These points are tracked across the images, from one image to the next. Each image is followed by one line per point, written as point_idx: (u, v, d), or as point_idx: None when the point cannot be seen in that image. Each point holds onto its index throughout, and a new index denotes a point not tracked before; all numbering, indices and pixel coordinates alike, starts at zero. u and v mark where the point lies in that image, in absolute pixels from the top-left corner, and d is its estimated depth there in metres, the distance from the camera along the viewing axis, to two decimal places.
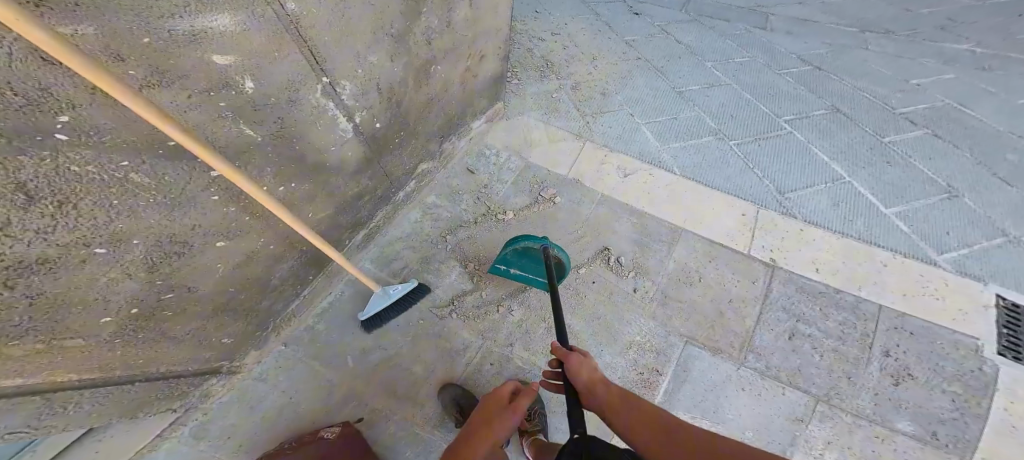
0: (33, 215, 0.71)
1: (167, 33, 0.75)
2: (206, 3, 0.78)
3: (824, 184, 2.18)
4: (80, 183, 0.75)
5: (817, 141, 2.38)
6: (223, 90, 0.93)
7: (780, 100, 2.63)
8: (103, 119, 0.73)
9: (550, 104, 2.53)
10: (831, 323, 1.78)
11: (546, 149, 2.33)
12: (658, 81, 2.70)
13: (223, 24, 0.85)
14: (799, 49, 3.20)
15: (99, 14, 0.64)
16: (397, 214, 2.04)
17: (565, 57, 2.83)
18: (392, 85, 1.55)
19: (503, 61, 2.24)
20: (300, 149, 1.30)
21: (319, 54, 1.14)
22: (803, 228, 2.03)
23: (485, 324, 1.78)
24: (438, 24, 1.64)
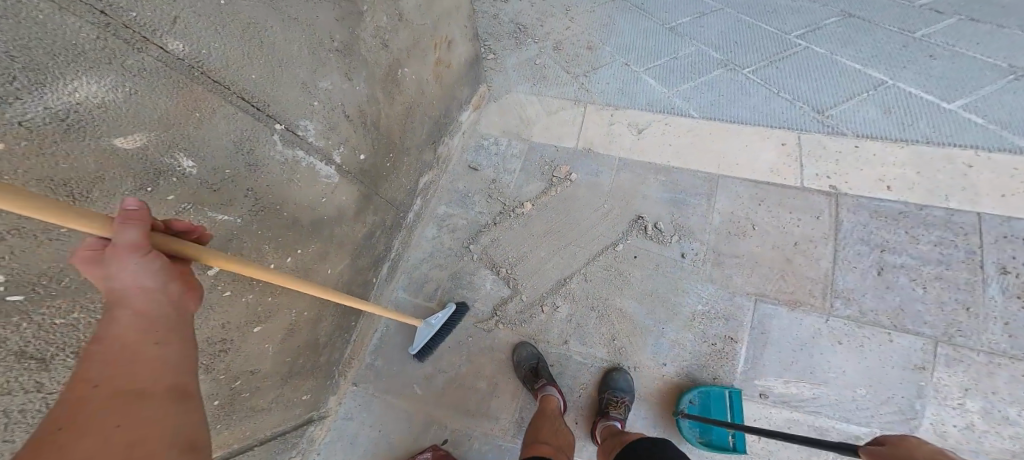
0: (59, 369, 0.68)
1: (25, 129, 0.57)
2: (47, 71, 0.57)
3: (868, 91, 1.84)
4: (82, 329, 0.69)
5: (840, 51, 2.01)
6: (158, 181, 0.77)
7: (780, 15, 2.23)
8: (52, 260, 0.62)
9: (536, 72, 2.26)
10: (924, 248, 1.52)
11: (546, 123, 2.09)
12: (643, 21, 2.36)
13: (91, 93, 0.63)
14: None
15: None
16: (412, 235, 1.87)
17: (535, 15, 2.50)
18: (361, 105, 1.39)
19: (473, 42, 2.04)
20: (294, 213, 1.20)
21: (259, 99, 0.97)
22: (858, 144, 1.73)
23: (532, 328, 1.65)
24: (388, 21, 1.45)
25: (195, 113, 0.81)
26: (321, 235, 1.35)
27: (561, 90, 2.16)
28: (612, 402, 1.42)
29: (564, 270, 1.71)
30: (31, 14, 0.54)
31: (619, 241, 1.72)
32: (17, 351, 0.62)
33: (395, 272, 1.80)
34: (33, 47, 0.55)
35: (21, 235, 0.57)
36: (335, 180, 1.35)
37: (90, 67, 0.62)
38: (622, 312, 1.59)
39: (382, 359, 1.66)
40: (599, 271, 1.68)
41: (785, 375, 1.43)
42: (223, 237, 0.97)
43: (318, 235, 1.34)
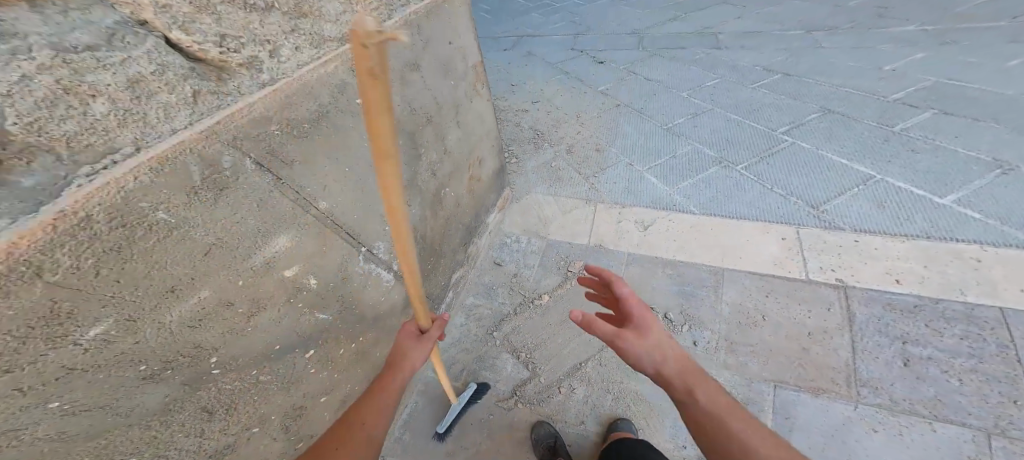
0: (219, 424, 0.85)
1: (250, 268, 0.84)
2: (270, 233, 0.87)
3: (858, 187, 2.09)
4: (238, 395, 0.88)
5: (824, 145, 2.36)
6: (297, 296, 1.05)
7: (767, 114, 2.70)
8: (237, 346, 0.85)
9: (552, 174, 2.66)
10: (953, 341, 1.48)
11: (563, 221, 2.38)
12: (644, 122, 2.84)
13: (283, 245, 0.93)
14: (759, 60, 3.21)
15: (208, 277, 0.73)
16: (444, 323, 2.09)
17: (552, 123, 3.02)
18: (414, 226, 1.74)
19: (499, 157, 2.44)
20: (363, 310, 1.46)
21: (354, 231, 1.28)
22: (857, 239, 1.85)
23: (549, 408, 1.75)
24: (437, 156, 1.84)
25: (325, 247, 1.12)
26: (379, 329, 1.59)
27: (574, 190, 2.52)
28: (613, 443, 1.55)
29: (579, 355, 1.89)
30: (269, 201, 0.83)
31: None
32: (203, 409, 0.80)
33: (427, 355, 1.98)
34: (266, 224, 0.85)
35: (232, 332, 0.82)
36: (392, 284, 1.63)
37: (285, 226, 0.91)
38: (637, 395, 1.72)
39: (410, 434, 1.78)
40: (614, 357, 1.86)
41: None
42: None
43: (377, 327, 1.59)
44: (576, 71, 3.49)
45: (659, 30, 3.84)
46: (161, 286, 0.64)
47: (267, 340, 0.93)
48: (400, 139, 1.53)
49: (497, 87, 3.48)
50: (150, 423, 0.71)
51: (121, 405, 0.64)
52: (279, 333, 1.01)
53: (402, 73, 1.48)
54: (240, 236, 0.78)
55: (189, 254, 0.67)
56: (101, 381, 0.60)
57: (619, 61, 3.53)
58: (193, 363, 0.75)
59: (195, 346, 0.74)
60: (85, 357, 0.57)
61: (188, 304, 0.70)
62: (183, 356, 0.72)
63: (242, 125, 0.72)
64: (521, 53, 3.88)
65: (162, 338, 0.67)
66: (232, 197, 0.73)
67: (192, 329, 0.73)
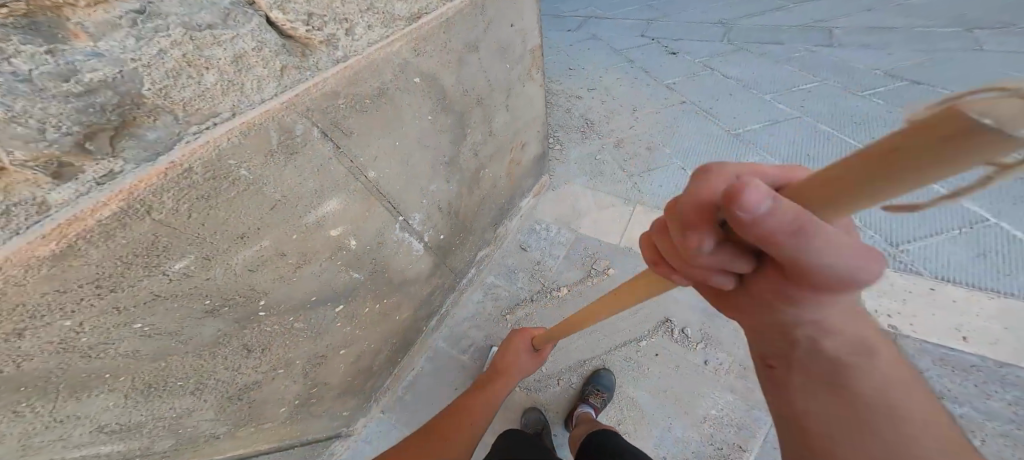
0: (252, 359, 0.97)
1: (304, 225, 0.93)
2: (323, 196, 0.96)
3: (963, 227, 1.50)
4: (271, 336, 1.00)
5: (943, 173, 1.81)
6: (337, 253, 1.14)
7: (873, 130, 2.15)
8: (280, 292, 0.96)
9: (594, 168, 2.55)
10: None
11: (594, 218, 2.34)
12: (710, 126, 2.49)
13: (333, 206, 1.02)
14: (886, 63, 2.51)
15: (270, 229, 0.82)
16: (462, 296, 2.18)
17: (604, 114, 2.81)
18: (450, 201, 1.82)
19: (543, 143, 2.44)
20: (389, 275, 1.58)
21: (394, 200, 1.37)
22: (935, 287, 1.38)
23: (546, 396, 1.86)
24: (481, 137, 1.89)
25: (368, 212, 1.22)
26: (400, 293, 1.72)
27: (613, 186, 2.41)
28: (592, 393, 1.73)
29: (581, 353, 1.91)
30: (327, 168, 0.92)
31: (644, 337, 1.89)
32: (245, 345, 0.93)
33: (441, 322, 2.09)
34: (325, 188, 0.95)
35: (278, 279, 0.93)
36: (420, 254, 1.74)
37: (336, 191, 1.00)
38: (632, 400, 1.76)
39: (411, 394, 1.93)
40: (619, 361, 1.85)
41: None
42: (352, 291, 1.35)
43: (399, 290, 1.71)
44: (643, 60, 3.16)
45: (753, 21, 3.21)
46: (234, 232, 0.74)
47: (304, 290, 1.05)
48: (448, 118, 1.59)
49: (551, 69, 3.29)
50: (202, 352, 0.82)
51: (184, 332, 0.75)
52: (319, 285, 1.12)
53: (459, 53, 1.50)
54: (300, 196, 0.87)
55: (258, 206, 0.76)
56: (175, 308, 0.70)
57: (694, 54, 3.08)
58: (245, 302, 0.86)
59: (249, 288, 0.84)
60: (169, 285, 0.67)
61: (251, 251, 0.81)
62: (239, 295, 0.83)
63: (314, 99, 0.80)
64: (586, 36, 3.63)
65: (227, 278, 0.77)
66: (299, 161, 0.82)
67: (249, 273, 0.83)
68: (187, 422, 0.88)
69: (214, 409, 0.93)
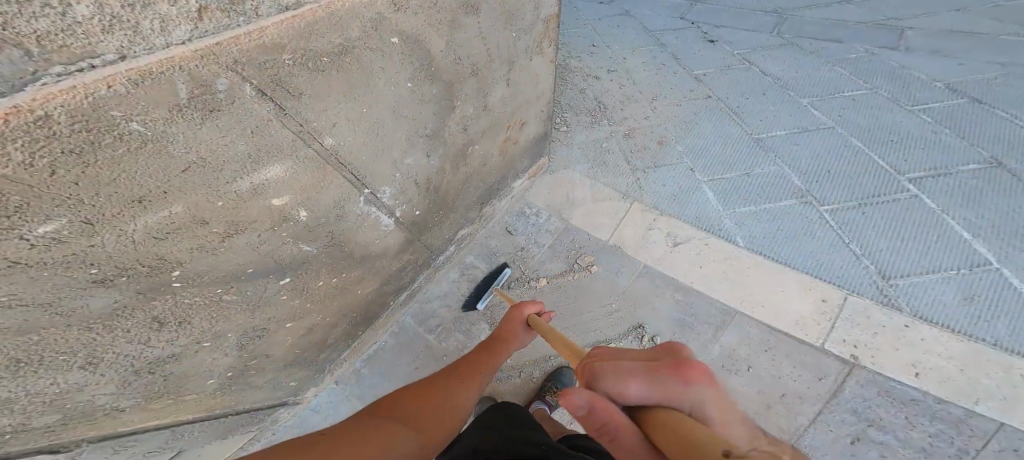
0: (165, 332, 0.91)
1: (234, 193, 0.82)
2: (262, 161, 0.84)
3: (959, 269, 1.61)
4: (190, 310, 0.94)
5: (960, 211, 1.76)
6: (283, 224, 1.03)
7: (909, 149, 2.01)
8: (202, 264, 0.87)
9: (599, 156, 2.36)
10: (917, 434, 1.37)
11: (588, 210, 2.16)
12: (731, 127, 2.31)
13: (275, 174, 0.90)
14: (951, 73, 2.31)
15: (183, 195, 0.72)
16: (436, 273, 2.08)
17: (620, 98, 2.61)
18: (430, 176, 1.70)
19: (546, 123, 2.26)
20: (352, 248, 1.49)
21: (360, 172, 1.28)
22: (908, 324, 1.54)
23: (507, 388, 1.78)
24: (473, 111, 1.75)
25: (324, 182, 1.10)
26: (364, 267, 1.63)
27: (614, 178, 2.24)
28: (550, 390, 1.71)
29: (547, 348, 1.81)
30: (267, 131, 0.80)
31: (610, 341, 1.75)
32: (154, 317, 0.86)
33: (411, 298, 1.99)
34: (261, 151, 0.82)
35: (199, 249, 0.83)
36: (390, 229, 1.64)
37: (281, 158, 0.89)
38: None
39: (369, 369, 1.86)
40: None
41: None
42: (300, 261, 1.25)
43: (362, 265, 1.62)
44: (676, 44, 2.88)
45: (810, 12, 2.91)
46: (128, 196, 0.65)
47: (236, 260, 0.97)
48: (434, 88, 1.45)
49: (575, 41, 3.04)
50: (92, 325, 0.75)
51: (62, 305, 0.67)
52: (257, 257, 1.03)
53: (454, 14, 1.33)
54: (227, 160, 0.75)
55: (162, 167, 0.66)
56: (45, 278, 0.62)
57: (734, 44, 2.81)
58: (154, 273, 0.78)
59: (157, 258, 0.76)
60: (34, 252, 0.59)
61: (157, 216, 0.71)
62: (144, 264, 0.75)
63: (248, 50, 0.68)
64: (618, 12, 3.30)
65: (121, 246, 0.69)
66: (223, 120, 0.70)
67: (156, 241, 0.74)
68: (77, 398, 0.85)
69: (115, 384, 0.90)
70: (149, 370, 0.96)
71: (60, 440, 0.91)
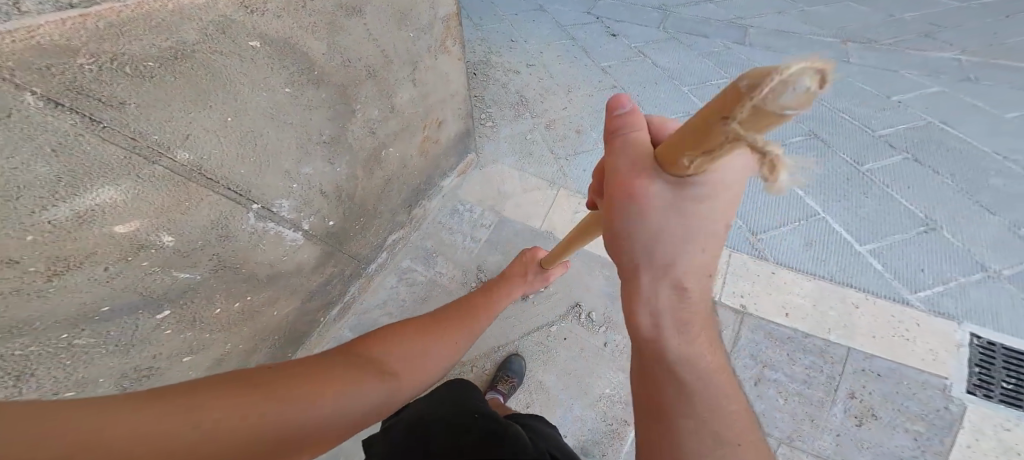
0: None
1: (47, 224, 0.77)
2: (79, 187, 0.78)
3: (800, 219, 1.75)
4: (25, 364, 0.89)
5: None
6: (137, 252, 0.98)
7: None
8: (26, 310, 0.83)
9: (524, 147, 2.35)
10: (799, 368, 1.47)
11: (519, 201, 2.16)
12: None
13: (109, 198, 0.84)
14: (780, 65, 2.60)
15: None
16: (372, 282, 1.98)
17: (540, 90, 2.59)
18: (338, 183, 1.61)
19: (467, 120, 2.19)
20: (252, 269, 1.39)
21: (239, 186, 1.18)
22: (774, 271, 1.64)
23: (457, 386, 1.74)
24: (379, 113, 1.67)
25: (188, 200, 1.03)
26: (276, 285, 1.53)
27: (541, 167, 2.25)
28: (501, 379, 1.64)
29: (495, 338, 1.78)
30: (80, 147, 0.74)
31: (555, 323, 1.80)
32: None
33: (345, 312, 1.90)
34: (76, 171, 0.76)
35: (16, 294, 0.79)
36: (300, 243, 1.54)
37: (111, 178, 0.83)
38: (541, 383, 1.69)
39: None
40: (532, 346, 1.76)
41: None
42: (179, 290, 1.17)
43: (273, 285, 1.53)
44: (585, 38, 2.92)
45: (688, 11, 3.12)
46: None
47: (78, 300, 0.92)
48: (323, 92, 1.36)
49: (492, 37, 2.98)
50: None
51: None
52: (111, 293, 0.98)
53: (332, 17, 1.26)
54: (23, 186, 0.70)
55: None
56: None
57: (632, 38, 2.89)
58: None
59: None
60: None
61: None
62: None
63: (14, 52, 0.60)
64: (533, 7, 3.26)
65: None
66: (1, 136, 0.64)
67: None
68: None
69: None
70: None
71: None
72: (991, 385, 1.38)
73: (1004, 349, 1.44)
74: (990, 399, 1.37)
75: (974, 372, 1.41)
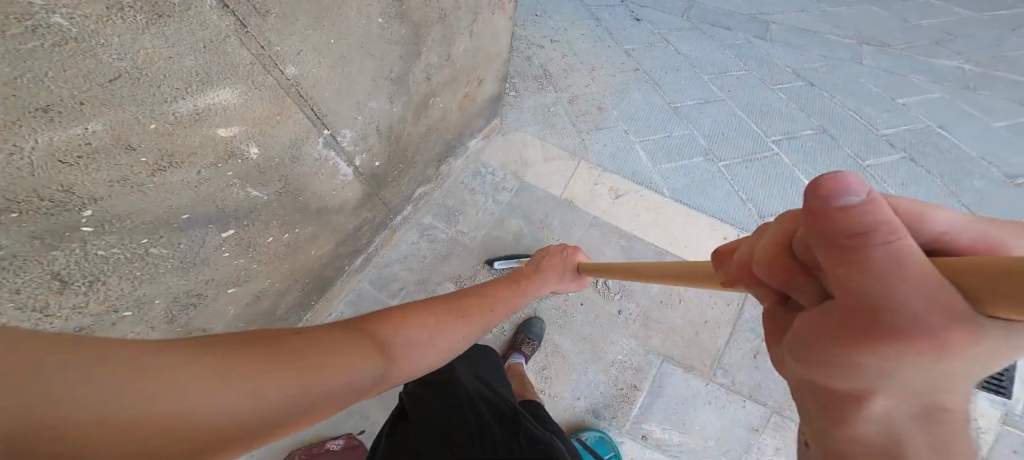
0: (70, 295, 0.75)
1: (170, 116, 0.70)
2: (208, 83, 0.73)
3: (804, 207, 1.89)
4: (104, 266, 0.77)
5: (799, 164, 2.00)
6: (226, 161, 0.88)
7: (769, 118, 2.17)
8: (122, 206, 0.72)
9: (546, 118, 2.22)
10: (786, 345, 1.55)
11: (540, 169, 2.07)
12: (654, 96, 2.29)
13: (224, 99, 0.78)
14: (797, 62, 2.53)
15: (108, 109, 0.61)
16: (395, 234, 1.93)
17: (575, 65, 2.41)
18: (391, 125, 1.53)
19: (501, 83, 2.09)
20: (307, 199, 1.34)
21: (320, 110, 1.15)
22: None
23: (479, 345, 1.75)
24: (437, 60, 1.59)
25: (278, 114, 0.94)
26: (322, 221, 1.48)
27: (559, 140, 2.14)
28: (524, 341, 1.67)
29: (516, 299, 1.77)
30: (224, 47, 0.72)
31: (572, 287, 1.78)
32: (55, 273, 0.70)
33: (367, 263, 1.87)
34: (211, 68, 0.72)
35: (123, 185, 0.69)
36: (349, 181, 1.50)
37: (233, 78, 0.77)
38: (557, 347, 1.70)
39: None
40: (548, 310, 1.75)
41: (663, 422, 1.62)
42: (248, 209, 1.11)
43: (319, 219, 1.47)
44: (609, 20, 2.70)
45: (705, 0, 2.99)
46: (30, 102, 0.53)
47: (168, 204, 0.81)
48: (404, 29, 1.32)
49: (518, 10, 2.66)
50: None
51: None
52: (194, 200, 0.87)
53: None
54: (170, 73, 0.66)
55: (85, 72, 0.56)
56: None
57: (656, 25, 2.73)
58: (54, 210, 0.63)
59: (67, 190, 0.62)
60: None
61: (72, 132, 0.58)
62: (41, 198, 0.60)
63: None
64: None
65: (8, 170, 0.55)
66: (172, 27, 0.63)
67: (66, 169, 0.60)
68: None
69: None
70: None
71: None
72: None
73: None
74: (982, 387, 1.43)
75: None
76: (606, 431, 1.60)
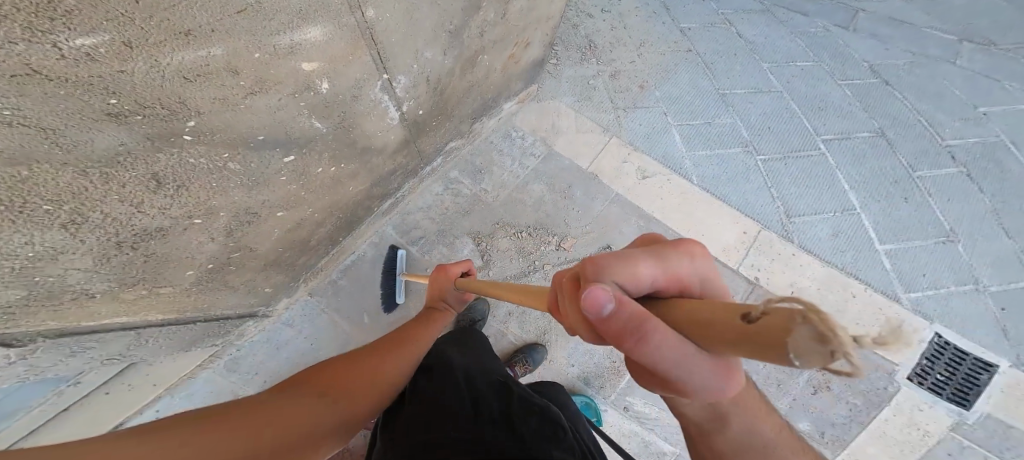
0: (158, 196, 0.82)
1: (270, 47, 0.79)
2: (305, 20, 0.82)
3: (833, 212, 1.90)
4: (189, 172, 0.84)
5: (841, 166, 2.01)
6: (305, 92, 0.96)
7: (826, 114, 2.14)
8: (216, 120, 0.81)
9: (585, 91, 2.21)
10: None
11: (572, 139, 2.09)
12: (703, 80, 2.24)
13: (314, 36, 0.86)
14: (878, 56, 2.38)
15: (227, 36, 0.71)
16: (420, 185, 1.95)
17: (611, 39, 2.37)
18: (439, 76, 1.56)
19: (545, 48, 2.08)
20: (356, 136, 1.38)
21: (382, 54, 1.19)
22: (794, 253, 1.84)
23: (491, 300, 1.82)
24: (493, 17, 1.58)
25: (351, 55, 1.00)
26: (363, 159, 1.51)
27: (597, 114, 2.15)
28: (519, 361, 1.65)
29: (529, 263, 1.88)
30: None
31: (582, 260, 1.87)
32: (152, 174, 0.78)
33: (393, 208, 1.89)
34: (309, 6, 0.81)
35: (223, 104, 0.79)
36: (394, 125, 1.53)
37: (324, 19, 0.86)
38: None
39: (347, 280, 1.81)
40: None
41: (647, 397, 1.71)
42: (307, 141, 1.17)
43: (360, 158, 1.50)
44: None
45: None
46: (175, 26, 0.62)
47: (249, 124, 0.89)
48: None
49: None
50: (91, 168, 0.67)
51: (66, 136, 0.60)
52: (271, 123, 0.94)
53: None
54: (280, 7, 0.75)
55: (221, 4, 0.66)
56: (66, 100, 0.57)
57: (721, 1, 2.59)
58: (169, 117, 0.72)
59: (183, 102, 0.72)
60: (58, 63, 0.53)
61: (199, 53, 0.68)
62: (162, 107, 0.70)
63: None
64: None
65: (147, 78, 0.64)
66: None
67: (188, 84, 0.71)
68: (48, 269, 0.73)
69: (94, 257, 0.80)
70: (129, 245, 0.85)
71: (11, 332, 0.78)
72: (926, 375, 1.62)
73: (955, 349, 1.65)
74: (920, 385, 1.61)
75: (921, 363, 1.63)
76: (592, 398, 1.70)
